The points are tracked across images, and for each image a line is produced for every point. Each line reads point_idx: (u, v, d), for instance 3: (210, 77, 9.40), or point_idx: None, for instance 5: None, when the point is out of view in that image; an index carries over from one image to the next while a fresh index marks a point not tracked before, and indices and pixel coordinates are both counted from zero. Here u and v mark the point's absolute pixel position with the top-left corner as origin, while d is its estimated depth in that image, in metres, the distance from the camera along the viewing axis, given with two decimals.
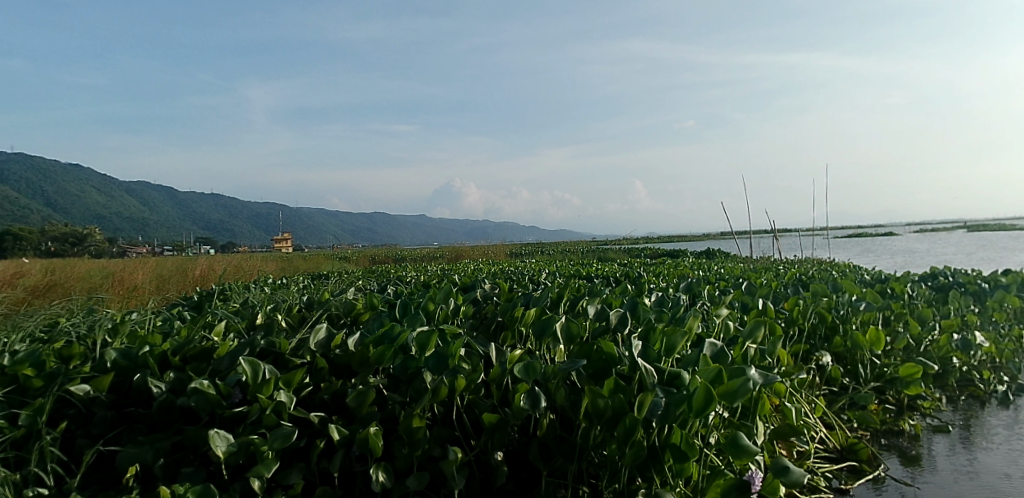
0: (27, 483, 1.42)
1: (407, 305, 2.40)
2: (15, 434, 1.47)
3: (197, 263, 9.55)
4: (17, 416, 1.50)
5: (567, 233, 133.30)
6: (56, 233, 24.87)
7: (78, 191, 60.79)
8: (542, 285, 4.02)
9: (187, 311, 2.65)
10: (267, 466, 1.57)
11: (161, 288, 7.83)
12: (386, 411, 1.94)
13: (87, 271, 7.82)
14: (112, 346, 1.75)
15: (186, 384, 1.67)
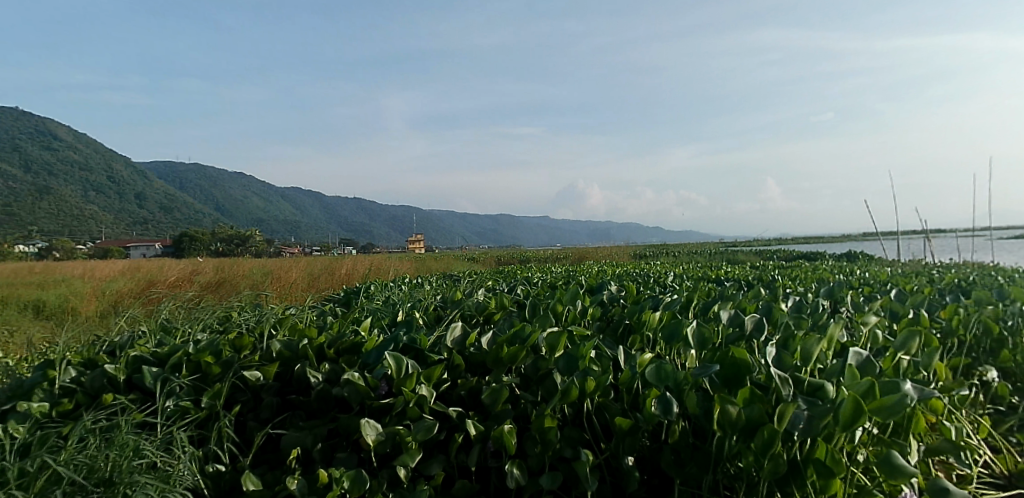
0: (207, 459, 1.58)
1: (536, 306, 2.42)
2: (198, 414, 1.64)
3: (343, 262, 10.38)
4: (200, 397, 1.68)
5: (685, 234, 129.30)
6: (222, 234, 27.77)
7: (239, 198, 67.99)
8: (670, 287, 3.92)
9: (336, 307, 2.86)
10: (411, 457, 1.63)
11: (317, 286, 8.54)
12: (518, 410, 1.97)
13: (250, 270, 8.73)
14: (276, 337, 1.92)
15: (338, 376, 1.78)
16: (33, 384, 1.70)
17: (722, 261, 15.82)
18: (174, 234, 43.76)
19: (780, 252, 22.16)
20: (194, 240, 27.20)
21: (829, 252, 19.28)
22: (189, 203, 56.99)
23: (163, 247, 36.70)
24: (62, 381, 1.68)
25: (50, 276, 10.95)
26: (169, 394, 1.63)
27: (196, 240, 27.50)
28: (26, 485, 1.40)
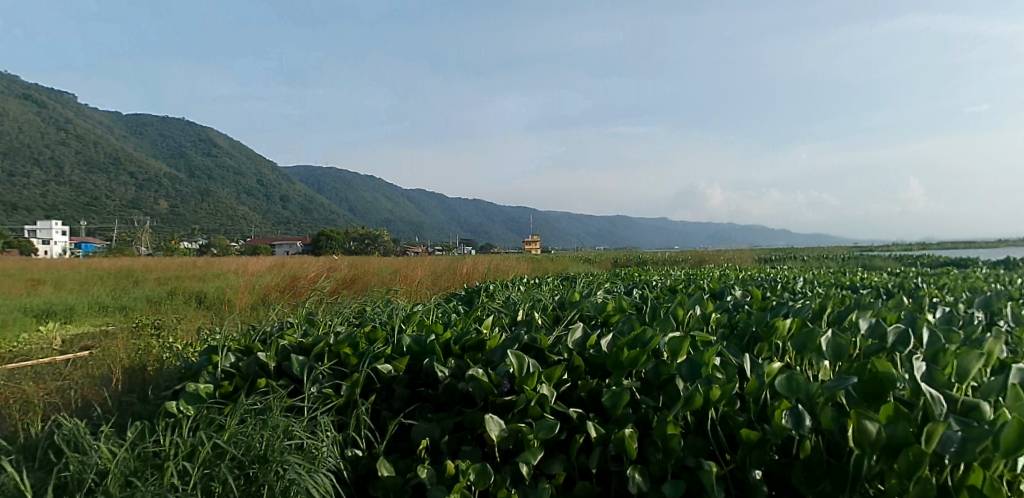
0: (347, 442, 1.70)
1: (656, 311, 2.38)
2: (338, 401, 1.76)
3: (465, 261, 10.77)
4: (341, 384, 1.81)
5: (810, 237, 120.79)
6: (356, 236, 30.02)
7: (368, 201, 72.59)
8: (800, 293, 3.70)
9: (460, 305, 2.97)
10: (533, 454, 1.65)
11: (444, 283, 8.86)
12: (639, 414, 1.94)
13: (380, 268, 9.32)
14: (406, 332, 2.02)
15: (461, 370, 1.84)
16: (199, 369, 1.91)
17: (863, 267, 14.69)
18: (310, 234, 47.11)
19: (932, 258, 20.09)
20: (332, 239, 29.28)
21: (995, 259, 17.16)
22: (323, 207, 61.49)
23: (304, 244, 40.02)
24: (224, 364, 1.88)
25: (214, 273, 12.37)
26: (312, 380, 1.76)
27: (334, 240, 29.57)
28: (192, 456, 1.57)
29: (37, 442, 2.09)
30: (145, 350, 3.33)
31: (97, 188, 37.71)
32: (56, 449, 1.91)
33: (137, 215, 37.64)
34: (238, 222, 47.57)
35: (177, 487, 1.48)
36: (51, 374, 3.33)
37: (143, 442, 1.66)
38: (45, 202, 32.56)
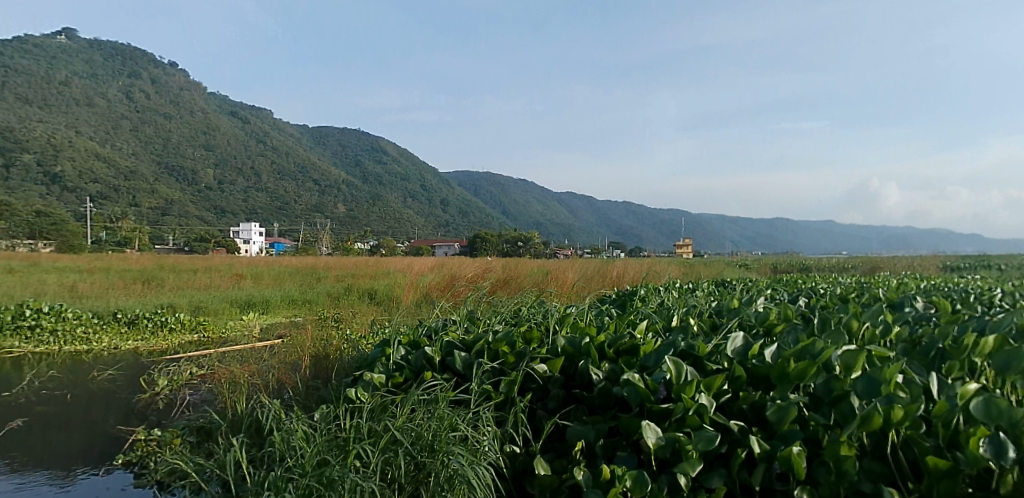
0: (507, 437, 1.79)
1: (824, 323, 2.22)
2: (497, 398, 1.85)
3: (617, 265, 10.68)
4: (501, 381, 1.90)
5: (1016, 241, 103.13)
6: (509, 237, 30.78)
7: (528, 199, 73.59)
8: (1002, 306, 3.23)
9: (613, 309, 2.98)
10: (691, 465, 1.58)
11: (593, 283, 8.99)
12: (806, 432, 1.79)
13: (532, 271, 9.52)
14: (561, 332, 2.06)
15: (615, 374, 1.83)
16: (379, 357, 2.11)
17: None
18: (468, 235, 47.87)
19: None
20: (485, 241, 30.01)
21: None
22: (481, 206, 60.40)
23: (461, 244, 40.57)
24: (395, 357, 2.03)
25: (385, 271, 13.46)
26: (475, 377, 1.88)
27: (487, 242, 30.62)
28: (373, 440, 1.77)
29: (249, 418, 2.71)
30: (324, 336, 3.78)
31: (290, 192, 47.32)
32: (266, 420, 2.29)
33: (319, 218, 43.47)
34: (406, 222, 49.47)
35: (360, 465, 1.70)
36: (258, 359, 3.85)
37: (331, 424, 1.91)
38: (249, 205, 40.91)
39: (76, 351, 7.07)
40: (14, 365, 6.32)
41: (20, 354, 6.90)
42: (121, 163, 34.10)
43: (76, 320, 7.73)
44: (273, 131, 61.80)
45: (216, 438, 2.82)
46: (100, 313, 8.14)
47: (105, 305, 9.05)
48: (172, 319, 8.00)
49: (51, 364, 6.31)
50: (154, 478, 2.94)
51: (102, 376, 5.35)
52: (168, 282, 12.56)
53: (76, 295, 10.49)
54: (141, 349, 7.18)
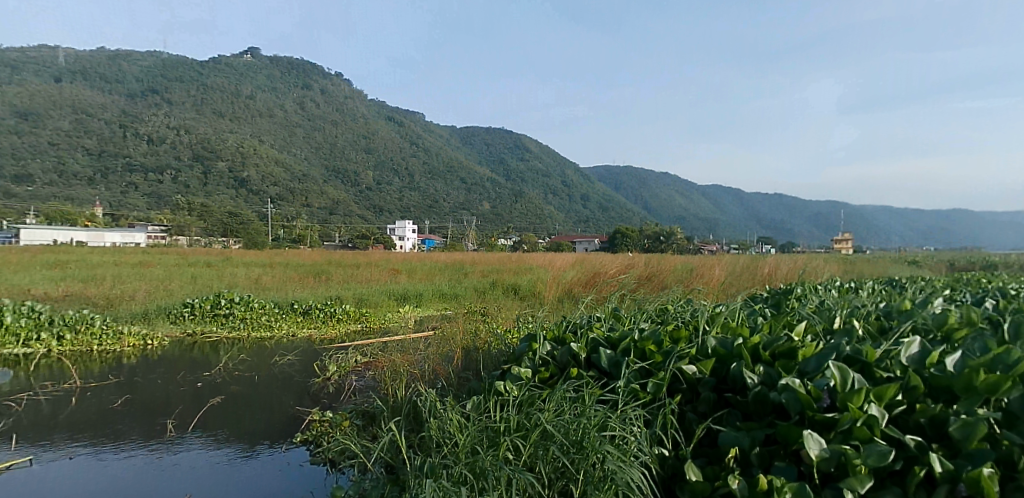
0: (661, 437, 2.00)
1: (1021, 328, 1.97)
2: (648, 397, 2.08)
3: (768, 262, 10.48)
4: (651, 384, 2.11)
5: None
6: (650, 231, 31.97)
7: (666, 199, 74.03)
8: None
9: (766, 310, 2.99)
10: (860, 481, 1.55)
11: (741, 281, 9.13)
12: (1002, 451, 1.57)
13: (673, 269, 9.82)
14: (710, 332, 2.17)
15: (769, 378, 1.85)
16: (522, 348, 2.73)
17: None
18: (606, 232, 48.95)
19: None
20: (626, 238, 31.42)
21: None
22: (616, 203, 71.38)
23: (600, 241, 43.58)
24: (541, 353, 2.46)
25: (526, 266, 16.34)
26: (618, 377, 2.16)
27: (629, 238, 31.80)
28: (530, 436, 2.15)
29: (409, 407, 3.26)
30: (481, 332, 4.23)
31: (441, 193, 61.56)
32: (424, 409, 2.74)
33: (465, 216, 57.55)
34: (543, 219, 61.35)
35: (513, 460, 2.08)
36: (415, 350, 4.59)
37: (493, 409, 2.37)
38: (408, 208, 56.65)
39: (262, 338, 8.36)
40: (216, 349, 7.59)
41: (217, 339, 8.17)
42: (298, 169, 52.30)
43: (261, 307, 9.11)
44: (421, 137, 77.43)
45: (380, 423, 3.39)
46: (280, 303, 9.58)
47: (286, 296, 10.86)
48: (342, 309, 9.33)
49: (243, 348, 7.54)
50: (325, 458, 3.72)
51: (283, 361, 6.53)
52: (335, 276, 14.75)
53: (264, 286, 12.62)
54: (314, 337, 8.40)
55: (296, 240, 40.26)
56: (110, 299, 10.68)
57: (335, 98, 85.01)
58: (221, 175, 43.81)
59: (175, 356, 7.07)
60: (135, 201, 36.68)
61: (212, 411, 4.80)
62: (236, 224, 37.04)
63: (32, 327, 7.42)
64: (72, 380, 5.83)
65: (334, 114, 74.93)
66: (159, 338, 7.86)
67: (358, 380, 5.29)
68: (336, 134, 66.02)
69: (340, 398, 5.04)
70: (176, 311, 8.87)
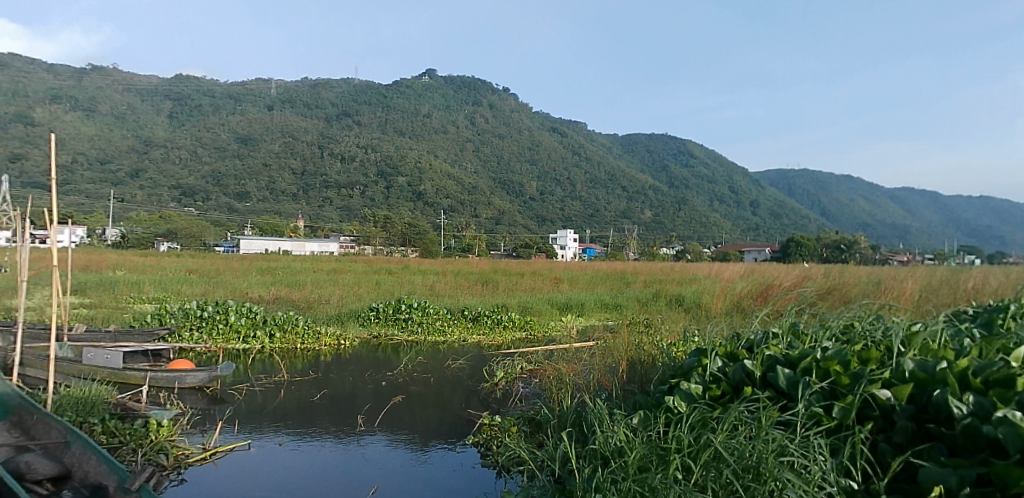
0: (860, 464, 3.01)
1: None
2: (839, 422, 3.20)
3: (972, 276, 11.71)
4: (862, 406, 3.20)
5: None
6: (828, 239, 31.73)
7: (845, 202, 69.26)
8: None
9: (975, 330, 3.86)
10: None
11: (938, 294, 10.97)
12: None
13: (860, 289, 12.07)
14: (910, 361, 3.23)
15: (979, 410, 2.75)
16: (713, 368, 4.11)
17: None
18: (779, 241, 47.71)
19: None
20: (803, 248, 31.81)
21: None
22: (788, 205, 71.12)
23: (770, 250, 44.31)
24: (711, 370, 4.09)
25: (689, 279, 22.79)
26: (803, 404, 3.26)
27: (804, 248, 32.10)
28: (693, 452, 3.46)
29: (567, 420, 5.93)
30: (633, 345, 7.60)
31: (602, 203, 67.80)
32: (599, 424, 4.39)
33: (626, 224, 63.19)
34: (709, 227, 63.91)
35: (683, 479, 3.29)
36: (557, 380, 7.43)
37: (646, 426, 3.99)
38: (567, 218, 63.68)
39: (435, 341, 13.47)
40: (395, 351, 12.33)
41: (394, 341, 13.13)
42: (467, 184, 64.16)
43: (431, 315, 14.17)
44: (582, 151, 84.17)
45: (544, 432, 6.18)
46: (446, 311, 14.68)
47: (449, 304, 15.85)
48: (504, 319, 14.55)
49: (419, 352, 12.21)
50: (492, 462, 6.33)
51: (455, 367, 11.00)
52: (503, 288, 20.30)
53: (435, 293, 18.39)
54: (480, 343, 13.45)
55: (466, 248, 49.51)
56: (308, 301, 15.76)
57: (508, 120, 96.15)
58: (400, 190, 61.19)
59: (362, 355, 11.68)
60: (329, 216, 58.54)
61: (397, 406, 8.48)
62: (413, 234, 47.97)
63: (248, 327, 11.78)
64: (283, 374, 9.75)
65: (506, 135, 85.57)
66: (349, 339, 12.62)
67: (523, 387, 9.05)
68: (505, 154, 77.25)
69: (508, 403, 8.70)
70: (365, 315, 14.05)
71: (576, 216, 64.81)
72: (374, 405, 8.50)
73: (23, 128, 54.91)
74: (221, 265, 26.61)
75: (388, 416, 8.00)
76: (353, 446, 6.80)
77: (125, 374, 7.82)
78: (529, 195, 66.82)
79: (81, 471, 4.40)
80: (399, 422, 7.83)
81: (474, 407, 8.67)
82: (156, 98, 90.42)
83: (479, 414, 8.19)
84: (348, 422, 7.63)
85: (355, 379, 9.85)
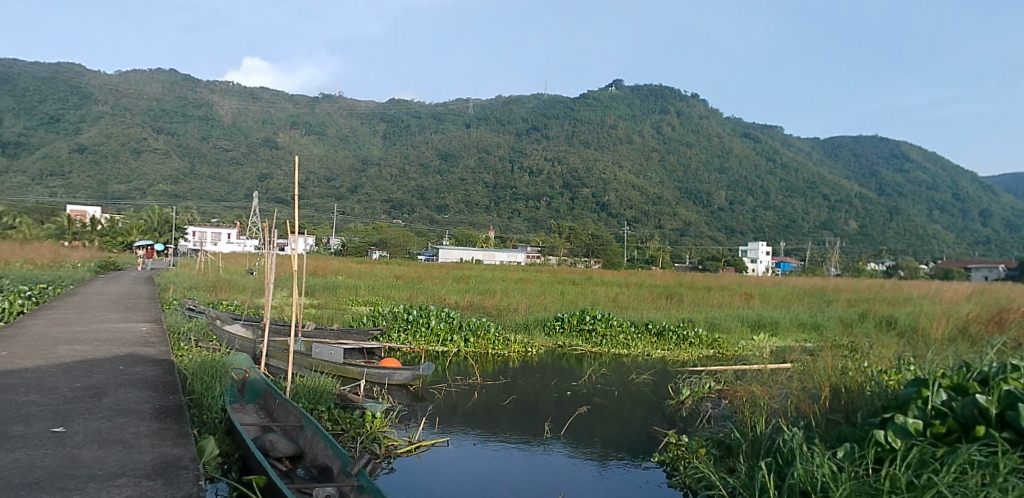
0: None
1: None
2: None
3: None
4: None
5: None
6: None
7: None
8: None
9: None
10: None
11: None
12: None
13: None
14: None
15: None
16: (936, 401, 3.66)
17: None
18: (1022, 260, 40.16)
19: None
20: None
21: None
22: None
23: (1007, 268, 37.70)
24: (931, 400, 3.68)
25: (903, 299, 19.92)
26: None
27: None
28: (914, 487, 3.08)
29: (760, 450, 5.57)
30: (836, 370, 6.89)
31: (799, 213, 62.39)
32: (793, 458, 4.06)
33: (828, 235, 57.40)
34: (931, 241, 55.64)
35: None
36: (748, 403, 6.98)
37: (853, 457, 3.64)
38: (757, 229, 59.75)
39: (618, 353, 13.46)
40: (578, 361, 12.52)
41: (579, 351, 13.35)
42: (651, 193, 62.90)
43: (615, 327, 14.12)
44: (778, 156, 77.53)
45: (736, 458, 5.83)
46: (630, 324, 14.54)
47: (637, 317, 15.71)
48: (690, 335, 14.01)
49: (602, 364, 12.28)
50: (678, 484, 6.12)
51: (639, 381, 10.85)
52: (685, 303, 19.69)
53: (617, 305, 18.23)
54: (665, 358, 13.12)
55: (650, 260, 48.58)
56: (498, 309, 16.62)
57: (696, 127, 92.17)
58: (584, 201, 61.72)
59: (547, 364, 12.03)
60: (517, 227, 61.53)
61: (582, 416, 8.62)
62: (596, 245, 48.35)
63: (447, 331, 12.78)
64: (475, 378, 10.40)
65: (693, 144, 82.07)
66: (536, 347, 13.13)
67: (712, 408, 8.62)
68: (693, 162, 74.50)
69: (695, 423, 8.36)
70: (550, 324, 14.37)
71: (770, 227, 60.35)
72: (560, 413, 8.75)
73: (273, 153, 68.07)
74: (422, 272, 29.35)
75: (574, 425, 8.20)
76: (536, 453, 7.06)
77: (344, 368, 8.99)
78: (717, 204, 63.34)
79: (313, 453, 5.16)
80: (584, 432, 7.95)
81: (659, 424, 8.47)
82: (373, 122, 102.90)
83: (665, 431, 8.01)
84: (535, 428, 7.95)
85: (541, 386, 10.19)
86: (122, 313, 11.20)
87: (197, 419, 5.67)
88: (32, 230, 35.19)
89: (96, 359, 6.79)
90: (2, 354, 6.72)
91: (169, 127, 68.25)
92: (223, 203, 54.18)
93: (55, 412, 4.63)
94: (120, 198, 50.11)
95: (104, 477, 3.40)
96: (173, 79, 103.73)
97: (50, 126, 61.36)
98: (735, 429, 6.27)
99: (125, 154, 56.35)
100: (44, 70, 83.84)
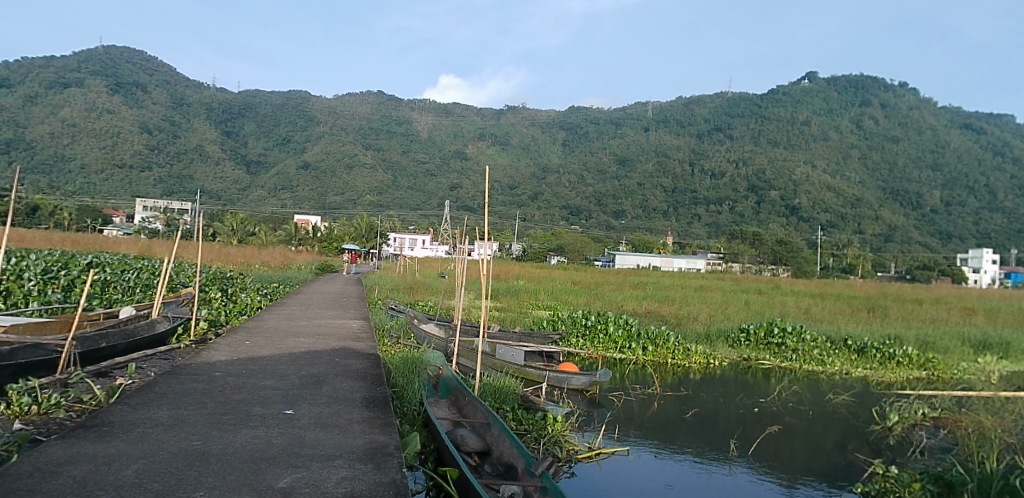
0: None
1: None
2: None
3: None
4: None
5: None
6: None
7: None
8: None
9: None
10: None
11: None
12: None
13: None
14: None
15: None
16: None
17: None
18: None
19: None
20: None
21: None
22: None
23: None
24: None
25: None
26: None
27: None
28: None
29: None
30: None
31: None
32: None
33: None
34: None
35: None
36: (970, 448, 6.09)
37: None
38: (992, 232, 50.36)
39: (812, 370, 12.38)
40: (765, 376, 11.74)
41: (769, 366, 12.47)
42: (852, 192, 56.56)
43: (809, 342, 12.96)
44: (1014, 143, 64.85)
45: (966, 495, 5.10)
46: (826, 338, 13.24)
47: (840, 331, 14.31)
48: (898, 353, 12.55)
49: (794, 380, 11.37)
50: None
51: (836, 400, 9.89)
52: (894, 317, 17.52)
53: (810, 317, 16.74)
54: (867, 378, 11.83)
55: (847, 269, 43.64)
56: (677, 317, 16.16)
57: (906, 118, 80.70)
58: (771, 204, 57.47)
59: (727, 376, 11.50)
60: (697, 232, 59.37)
61: (769, 434, 8.13)
62: (785, 252, 44.69)
63: (625, 339, 12.75)
64: (655, 387, 10.29)
65: (902, 136, 71.99)
66: (718, 359, 12.55)
67: (928, 438, 7.60)
68: (907, 153, 65.27)
69: (906, 453, 7.45)
70: (735, 336, 13.51)
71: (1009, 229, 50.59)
72: (746, 432, 8.25)
73: (462, 164, 73.48)
74: (600, 278, 29.58)
75: (760, 445, 7.73)
76: (717, 472, 6.76)
77: (525, 370, 9.45)
78: (930, 206, 51.51)
79: (498, 451, 5.53)
80: (774, 454, 7.44)
81: (862, 451, 7.62)
82: (554, 130, 105.71)
83: (869, 461, 7.21)
84: (717, 445, 7.63)
85: (724, 400, 9.75)
86: (338, 310, 12.92)
87: (400, 411, 6.42)
88: (267, 236, 41.91)
89: (318, 351, 7.95)
90: (248, 343, 8.17)
91: (375, 144, 76.96)
92: (419, 212, 59.90)
93: (286, 396, 5.55)
94: (336, 208, 57.60)
95: (325, 457, 4.02)
96: (381, 100, 117.22)
97: (284, 146, 72.64)
98: (957, 466, 5.46)
99: (340, 169, 64.62)
100: (283, 98, 99.64)
